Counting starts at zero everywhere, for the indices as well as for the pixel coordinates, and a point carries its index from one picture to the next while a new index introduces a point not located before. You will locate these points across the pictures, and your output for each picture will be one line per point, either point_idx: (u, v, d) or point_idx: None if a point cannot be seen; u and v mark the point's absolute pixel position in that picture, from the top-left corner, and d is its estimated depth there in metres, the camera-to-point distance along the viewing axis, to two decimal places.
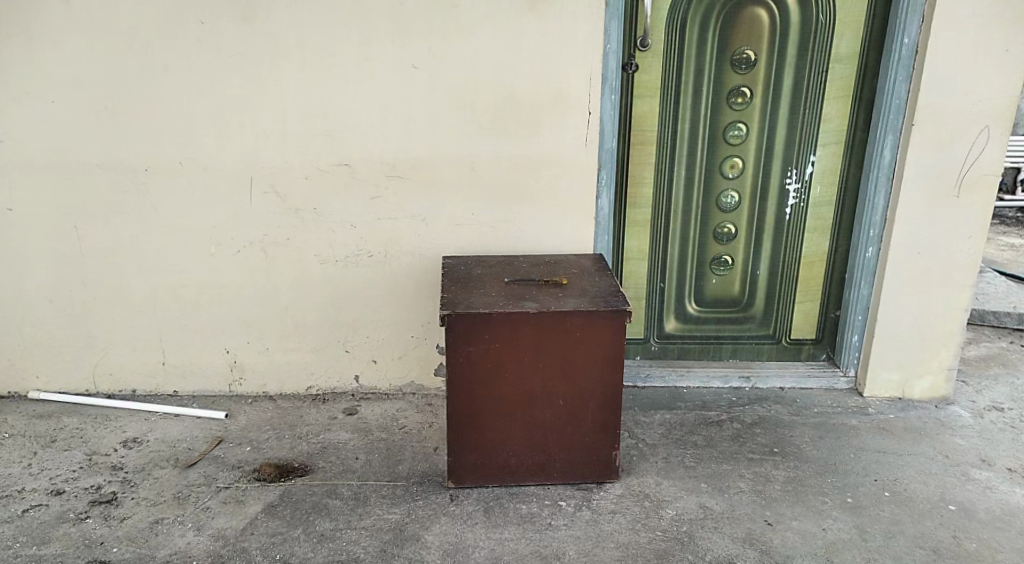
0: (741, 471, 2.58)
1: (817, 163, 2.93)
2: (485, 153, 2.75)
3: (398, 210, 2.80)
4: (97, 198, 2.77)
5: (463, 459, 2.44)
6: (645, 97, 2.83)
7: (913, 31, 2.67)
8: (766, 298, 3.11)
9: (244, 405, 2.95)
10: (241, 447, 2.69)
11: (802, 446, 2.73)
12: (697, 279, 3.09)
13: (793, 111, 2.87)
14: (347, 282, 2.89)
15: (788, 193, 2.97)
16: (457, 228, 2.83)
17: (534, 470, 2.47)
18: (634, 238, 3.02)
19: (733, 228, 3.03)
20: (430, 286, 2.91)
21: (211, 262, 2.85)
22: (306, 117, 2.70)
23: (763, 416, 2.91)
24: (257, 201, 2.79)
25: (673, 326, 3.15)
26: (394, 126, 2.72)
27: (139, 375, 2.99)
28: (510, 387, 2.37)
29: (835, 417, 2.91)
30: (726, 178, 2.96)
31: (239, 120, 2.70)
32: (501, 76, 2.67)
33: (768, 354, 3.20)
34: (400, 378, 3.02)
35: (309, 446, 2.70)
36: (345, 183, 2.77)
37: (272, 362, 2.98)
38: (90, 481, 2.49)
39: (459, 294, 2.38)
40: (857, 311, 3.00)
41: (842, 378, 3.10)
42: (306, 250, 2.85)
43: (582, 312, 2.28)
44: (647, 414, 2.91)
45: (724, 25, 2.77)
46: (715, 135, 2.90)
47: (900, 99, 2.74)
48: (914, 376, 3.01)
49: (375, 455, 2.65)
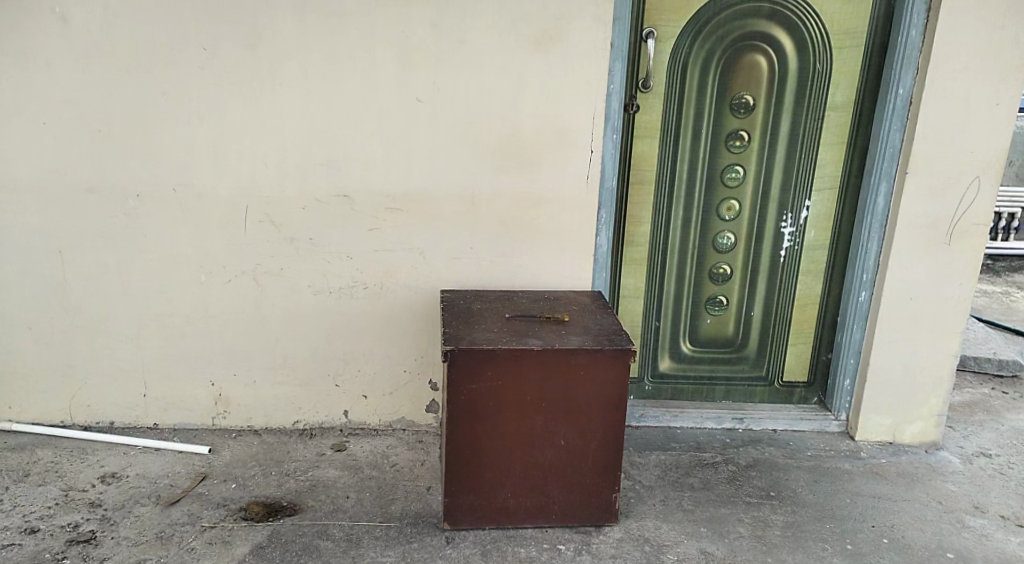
0: (739, 515, 2.56)
1: (812, 208, 2.97)
2: (486, 188, 2.73)
3: (396, 242, 2.76)
4: (85, 223, 2.68)
5: (460, 499, 2.37)
6: (645, 137, 2.85)
7: (907, 82, 2.73)
8: (759, 340, 3.12)
9: (227, 440, 2.86)
10: (226, 484, 2.60)
11: (799, 490, 2.73)
12: (692, 319, 3.09)
13: (789, 156, 2.91)
14: (340, 315, 2.83)
15: (783, 235, 3.00)
16: (456, 262, 2.80)
17: (532, 512, 2.41)
18: (630, 276, 3.01)
19: (728, 269, 3.04)
20: (425, 320, 2.86)
21: (201, 290, 2.78)
22: (307, 147, 2.66)
23: (758, 458, 2.91)
24: (251, 231, 2.73)
25: (666, 365, 3.14)
26: (396, 159, 2.69)
27: (119, 406, 2.88)
28: (511, 426, 2.31)
29: (829, 461, 2.92)
30: (723, 220, 2.98)
31: (238, 149, 2.65)
32: (506, 114, 2.67)
33: (761, 395, 3.20)
34: (390, 414, 2.96)
35: (297, 483, 2.62)
36: (343, 214, 2.73)
37: (259, 396, 2.90)
38: (67, 519, 2.37)
39: (461, 330, 2.34)
40: (849, 355, 3.02)
41: (834, 422, 3.11)
42: (300, 281, 2.79)
43: (588, 351, 2.25)
44: (642, 454, 2.89)
45: (724, 70, 2.81)
46: (712, 177, 2.93)
47: (893, 149, 2.80)
48: (905, 421, 3.03)
49: (366, 494, 2.57)
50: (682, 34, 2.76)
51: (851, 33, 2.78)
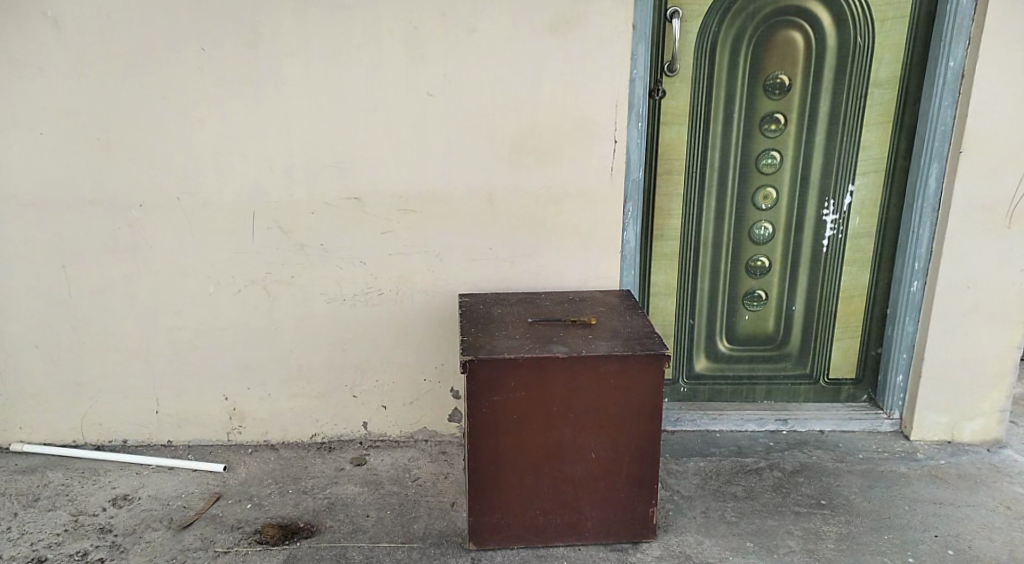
0: (789, 527, 2.38)
1: (856, 192, 2.75)
2: (505, 184, 2.56)
3: (410, 245, 2.61)
4: (87, 236, 2.58)
5: (486, 517, 2.22)
6: (672, 124, 2.66)
7: (957, 53, 2.51)
8: (802, 335, 2.92)
9: (243, 456, 2.74)
10: (241, 505, 2.47)
11: (852, 498, 2.54)
12: (729, 316, 2.89)
13: (830, 138, 2.70)
14: (355, 324, 2.69)
15: (825, 224, 2.79)
16: (475, 264, 2.64)
17: (564, 530, 2.25)
18: (661, 272, 2.82)
19: (766, 262, 2.84)
20: (445, 326, 2.71)
21: (209, 302, 2.66)
22: (313, 149, 2.52)
23: (805, 463, 2.72)
24: (258, 238, 2.60)
25: (703, 365, 2.95)
26: (407, 157, 2.54)
27: (130, 424, 2.77)
28: (538, 439, 2.15)
29: (882, 464, 2.72)
30: (760, 209, 2.78)
31: (241, 153, 2.52)
32: (523, 104, 2.50)
33: (805, 394, 2.99)
34: (411, 425, 2.81)
35: (315, 502, 2.49)
36: (354, 217, 2.58)
37: (274, 409, 2.78)
38: (76, 547, 2.27)
39: (481, 337, 2.18)
40: (902, 349, 2.81)
41: (887, 421, 2.90)
42: (311, 288, 2.65)
43: (618, 357, 2.08)
44: (680, 461, 2.71)
45: (756, 49, 2.61)
46: (747, 164, 2.72)
47: (945, 126, 2.57)
48: (964, 419, 2.81)
49: (387, 512, 2.43)
50: (709, 12, 2.57)
51: (893, 3, 2.56)
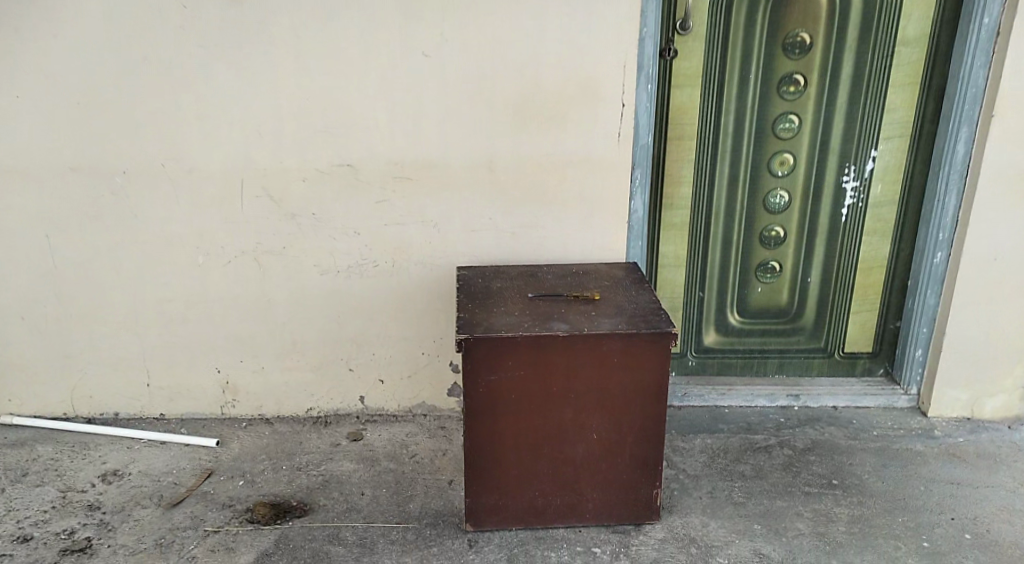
0: (799, 509, 2.28)
1: (878, 158, 2.60)
2: (505, 151, 2.43)
3: (406, 215, 2.50)
4: (70, 205, 2.47)
5: (483, 499, 2.14)
6: (684, 86, 2.50)
7: (994, 8, 2.33)
8: (817, 308, 2.80)
9: (237, 430, 2.67)
10: (233, 481, 2.41)
11: (865, 477, 2.44)
12: (741, 288, 2.77)
13: (853, 100, 2.53)
14: (350, 296, 2.59)
15: (845, 191, 2.64)
16: (474, 234, 2.52)
17: (564, 511, 2.17)
18: (670, 243, 2.70)
19: (781, 232, 2.70)
20: (443, 298, 2.61)
21: (198, 274, 2.56)
22: (302, 113, 2.39)
23: (817, 441, 2.62)
24: (247, 207, 2.48)
25: (713, 339, 2.84)
26: (402, 122, 2.40)
27: (122, 397, 2.71)
28: (537, 420, 2.06)
29: (897, 442, 2.62)
30: (775, 176, 2.63)
31: (228, 117, 2.39)
32: (524, 65, 2.35)
33: (819, 369, 2.88)
34: (409, 399, 2.73)
35: (309, 479, 2.42)
36: (347, 185, 2.46)
37: (268, 383, 2.70)
38: (63, 525, 2.21)
39: (478, 314, 2.07)
40: (922, 323, 2.69)
41: (903, 397, 2.79)
42: (304, 260, 2.55)
43: (621, 335, 1.97)
44: (686, 439, 2.62)
45: (776, 4, 2.43)
46: (763, 129, 2.57)
47: (977, 88, 2.40)
48: (985, 396, 2.69)
49: (383, 491, 2.36)
50: None
51: None
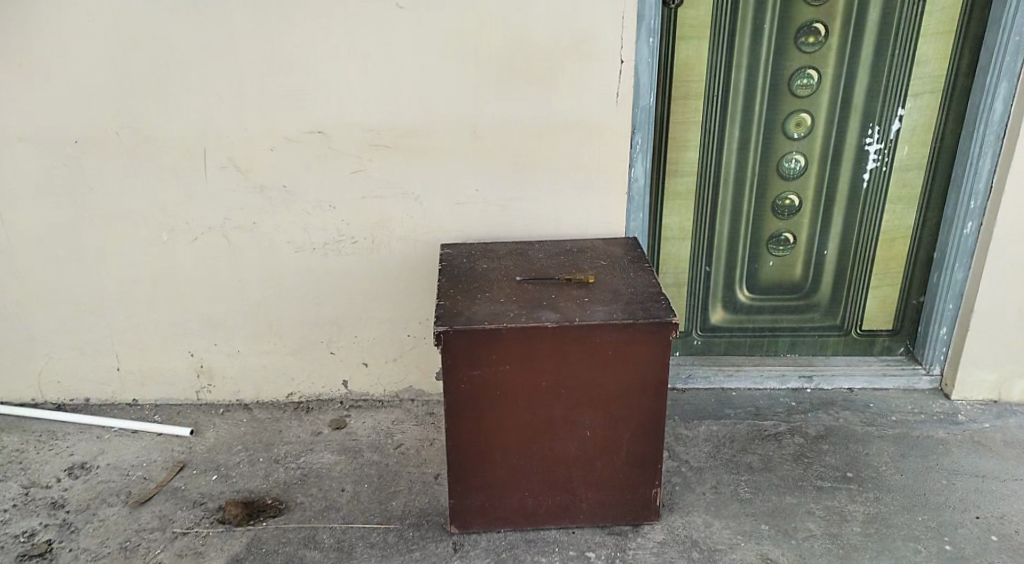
0: (810, 507, 2.11)
1: (906, 118, 2.35)
2: (490, 115, 2.20)
3: (384, 187, 2.29)
4: (20, 179, 2.28)
5: (468, 500, 1.98)
6: (690, 39, 2.24)
7: None
8: (834, 283, 2.58)
9: (213, 418, 2.52)
10: (205, 476, 2.26)
11: (883, 469, 2.26)
12: (751, 262, 2.56)
13: (879, 53, 2.27)
14: (327, 275, 2.41)
15: (867, 155, 2.40)
16: (459, 207, 2.31)
17: (556, 512, 2.01)
18: (674, 214, 2.48)
19: (796, 200, 2.47)
20: (427, 276, 2.41)
21: (163, 252, 2.38)
22: (266, 75, 2.17)
23: (831, 427, 2.44)
24: (211, 179, 2.28)
25: (719, 317, 2.64)
26: (376, 83, 2.17)
27: (91, 382, 2.56)
28: (525, 418, 1.88)
29: (918, 428, 2.43)
30: (791, 139, 2.39)
31: (184, 80, 2.17)
32: (509, 19, 2.10)
33: (834, 347, 2.69)
34: (395, 383, 2.57)
35: (286, 473, 2.27)
36: (318, 154, 2.25)
37: (245, 367, 2.54)
38: (23, 526, 2.07)
39: (458, 302, 1.88)
40: (948, 299, 2.47)
41: (925, 378, 2.60)
42: (275, 237, 2.35)
43: (616, 326, 1.78)
44: (690, 426, 2.45)
45: None
46: (777, 86, 2.32)
47: (1020, 38, 2.16)
48: (1014, 376, 2.49)
49: (364, 486, 2.21)
50: None
51: None
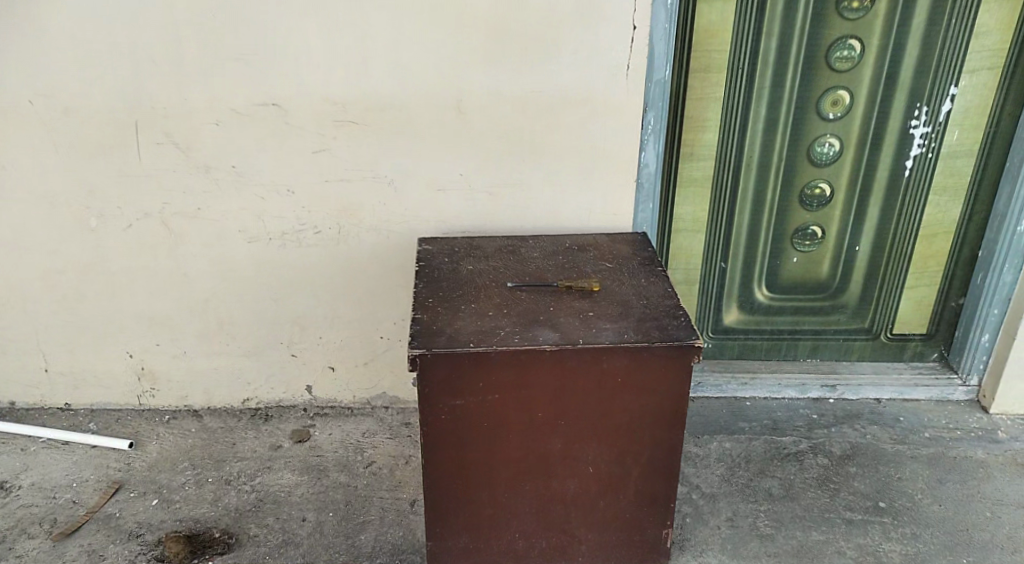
0: (838, 546, 1.85)
1: (959, 97, 2.04)
2: (479, 87, 1.86)
3: (354, 169, 1.95)
4: None
5: (448, 542, 1.69)
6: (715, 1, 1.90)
7: None
8: (864, 282, 2.30)
9: (157, 427, 2.21)
10: (145, 501, 1.96)
11: (918, 498, 1.99)
12: (772, 258, 2.26)
13: (934, 20, 1.95)
14: (288, 269, 2.08)
15: (912, 139, 2.09)
16: (441, 195, 1.99)
17: (551, 555, 1.73)
18: (688, 203, 2.16)
19: (827, 189, 2.17)
20: (404, 271, 2.10)
21: (95, 240, 2.04)
22: (211, 35, 1.81)
23: (858, 446, 2.16)
24: (149, 157, 1.94)
25: (734, 318, 2.34)
26: (342, 47, 1.82)
27: (17, 386, 2.23)
28: (516, 452, 1.59)
29: (954, 448, 2.17)
30: (826, 119, 2.07)
31: (113, 39, 1.81)
32: None
33: (859, 352, 2.41)
34: (367, 389, 2.27)
35: (239, 498, 1.97)
36: (274, 130, 1.91)
37: (194, 370, 2.22)
38: None
39: (438, 315, 1.57)
40: (993, 303, 2.19)
41: (960, 388, 2.33)
42: (225, 225, 2.02)
43: (627, 349, 1.47)
44: (700, 443, 2.17)
45: None
46: (814, 58, 1.99)
47: None
48: None
49: (328, 516, 1.92)
50: None
51: None
